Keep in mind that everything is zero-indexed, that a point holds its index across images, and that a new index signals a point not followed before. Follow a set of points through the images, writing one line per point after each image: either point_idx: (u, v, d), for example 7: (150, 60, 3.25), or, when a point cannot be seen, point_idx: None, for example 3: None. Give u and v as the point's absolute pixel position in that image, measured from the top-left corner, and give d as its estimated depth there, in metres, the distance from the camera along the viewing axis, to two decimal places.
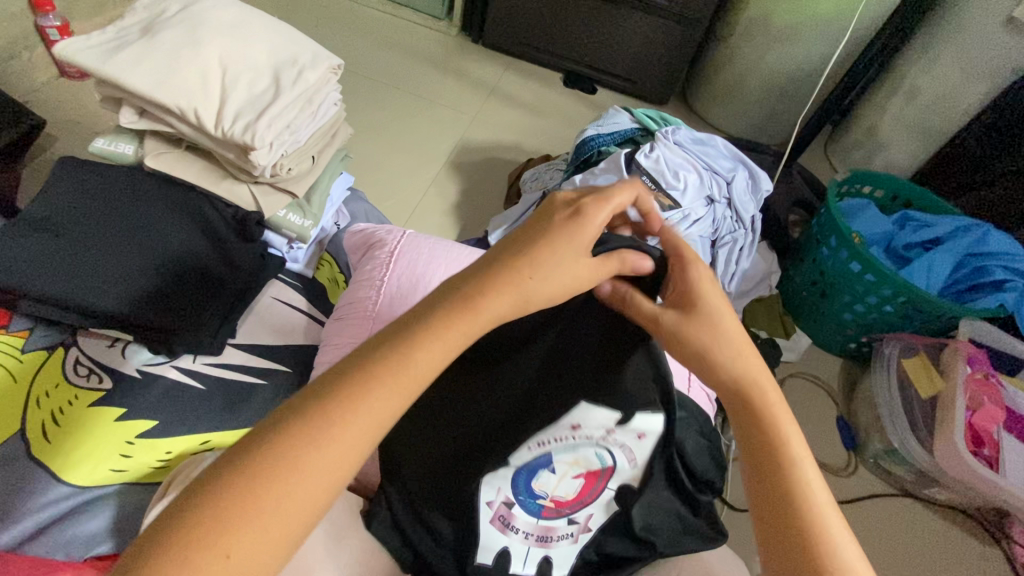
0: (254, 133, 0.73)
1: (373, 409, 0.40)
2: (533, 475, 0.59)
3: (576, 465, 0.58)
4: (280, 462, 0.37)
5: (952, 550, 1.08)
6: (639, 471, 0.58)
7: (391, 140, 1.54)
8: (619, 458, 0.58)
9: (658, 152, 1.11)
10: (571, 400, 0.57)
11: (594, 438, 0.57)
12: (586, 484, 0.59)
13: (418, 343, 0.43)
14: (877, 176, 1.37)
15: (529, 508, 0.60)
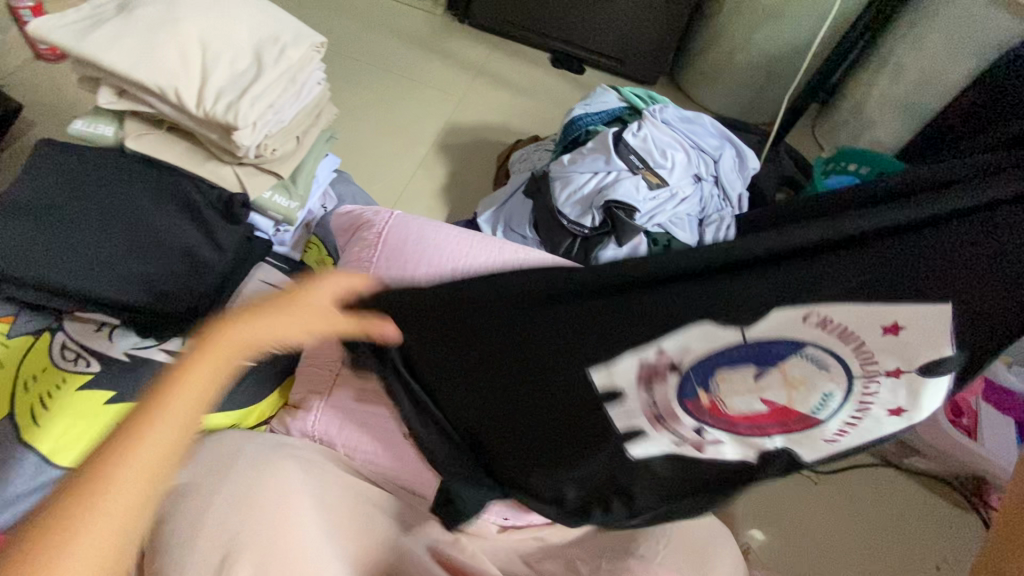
0: (236, 111, 0.72)
1: (186, 398, 0.43)
2: (731, 365, 0.47)
3: (788, 391, 0.48)
4: (121, 443, 0.41)
5: (932, 517, 1.11)
6: (833, 444, 0.51)
7: (378, 122, 1.52)
8: (846, 416, 0.48)
9: (645, 131, 1.11)
10: (900, 325, 0.42)
11: (857, 383, 0.46)
12: (769, 412, 0.49)
13: (249, 320, 0.48)
14: (862, 154, 1.38)
15: (685, 390, 0.50)
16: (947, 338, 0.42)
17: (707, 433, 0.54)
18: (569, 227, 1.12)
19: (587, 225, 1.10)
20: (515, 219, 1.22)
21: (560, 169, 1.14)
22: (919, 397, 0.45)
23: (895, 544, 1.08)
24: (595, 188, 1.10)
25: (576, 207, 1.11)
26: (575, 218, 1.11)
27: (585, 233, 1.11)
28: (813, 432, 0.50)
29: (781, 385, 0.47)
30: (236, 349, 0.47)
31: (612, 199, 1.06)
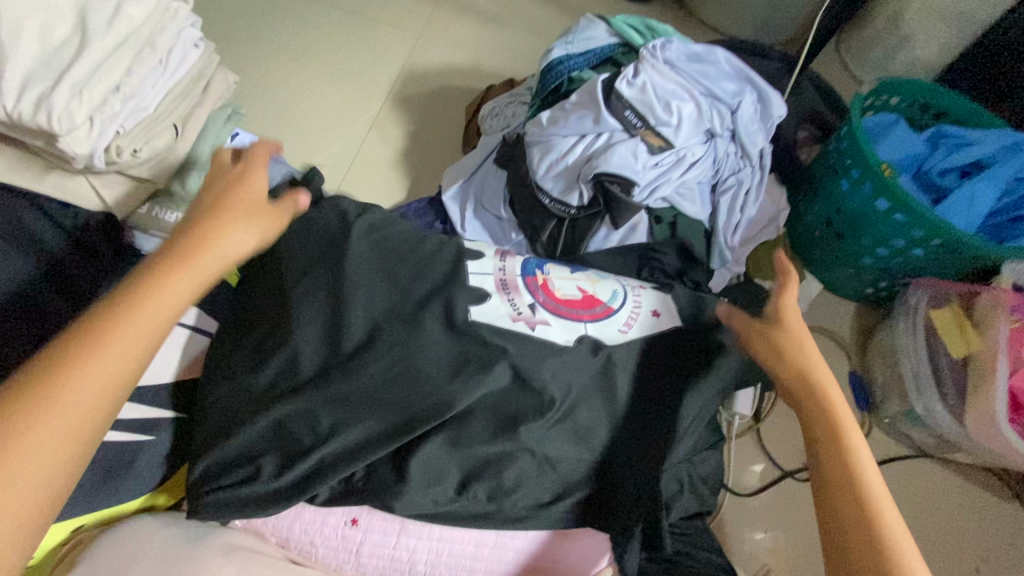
0: (50, 110, 0.50)
1: (99, 360, 0.43)
2: (559, 267, 0.72)
3: (591, 285, 0.71)
4: (16, 424, 0.39)
5: (970, 513, 0.99)
6: (631, 334, 0.67)
7: (318, 74, 1.25)
8: (625, 312, 0.69)
9: (643, 77, 0.86)
10: (655, 310, 0.69)
11: (624, 288, 0.72)
12: (581, 300, 0.69)
13: (137, 310, 0.46)
14: (910, 84, 1.12)
15: (530, 271, 0.70)
16: (670, 311, 0.69)
17: (539, 310, 0.66)
18: (553, 207, 0.91)
19: (573, 204, 0.89)
20: (488, 196, 1.01)
21: (538, 132, 0.91)
22: (665, 298, 0.71)
23: (933, 546, 0.97)
24: (582, 156, 0.87)
25: (559, 180, 0.89)
26: (559, 196, 0.90)
27: (572, 214, 0.90)
28: (608, 318, 0.67)
29: (587, 280, 0.72)
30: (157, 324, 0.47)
31: (604, 171, 0.84)
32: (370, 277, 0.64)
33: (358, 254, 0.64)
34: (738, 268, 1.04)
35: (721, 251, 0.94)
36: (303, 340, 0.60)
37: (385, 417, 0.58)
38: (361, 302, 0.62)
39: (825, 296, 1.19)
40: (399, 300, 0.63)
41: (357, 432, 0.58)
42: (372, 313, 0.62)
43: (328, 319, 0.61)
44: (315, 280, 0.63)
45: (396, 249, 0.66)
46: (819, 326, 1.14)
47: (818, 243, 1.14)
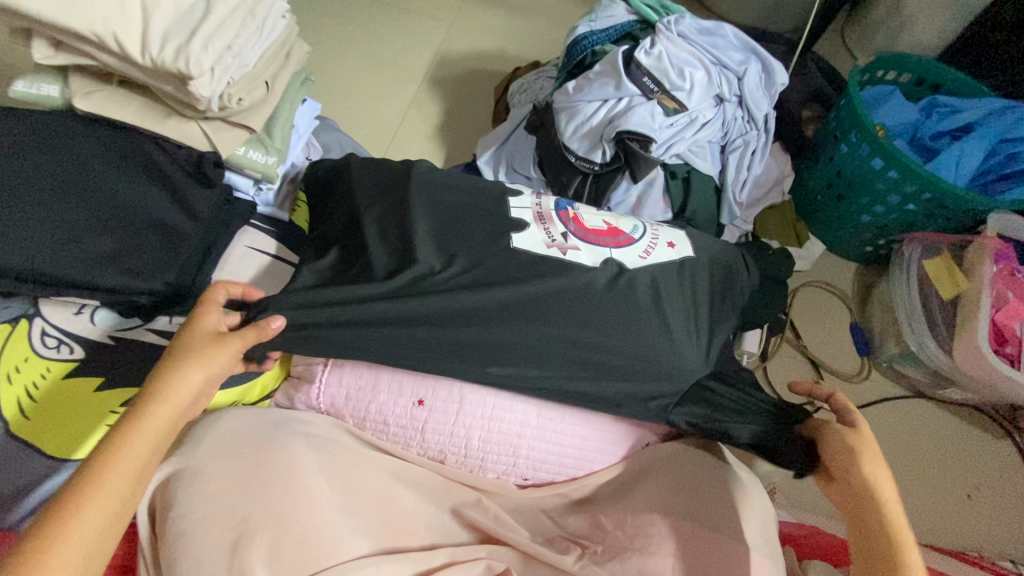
0: (187, 58, 0.62)
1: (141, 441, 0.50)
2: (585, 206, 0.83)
3: (614, 221, 0.82)
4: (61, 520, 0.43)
5: (964, 446, 1.08)
6: (650, 258, 0.77)
7: (362, 58, 1.38)
8: (645, 242, 0.80)
9: (659, 47, 0.97)
10: (672, 243, 0.81)
11: (642, 225, 0.84)
12: (607, 230, 0.79)
13: (156, 400, 0.52)
14: (904, 60, 1.23)
15: (562, 206, 0.81)
16: (685, 246, 0.82)
17: (571, 238, 0.76)
18: (578, 164, 1.02)
19: (597, 161, 1.00)
20: (519, 160, 1.13)
21: (565, 99, 1.02)
22: (676, 236, 0.83)
23: (928, 473, 1.06)
24: (605, 118, 0.99)
25: (584, 141, 1.00)
26: (584, 154, 1.01)
27: (596, 170, 1.01)
28: (631, 245, 0.78)
29: (610, 218, 0.83)
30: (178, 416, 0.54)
31: (625, 130, 0.95)
32: (430, 202, 0.75)
33: (421, 186, 0.76)
34: (746, 225, 1.15)
35: (729, 207, 1.05)
36: (377, 253, 0.71)
37: (452, 312, 0.68)
38: (423, 223, 0.73)
39: (829, 256, 1.29)
40: (455, 221, 0.74)
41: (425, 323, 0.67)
42: (434, 231, 0.73)
43: (398, 236, 0.72)
44: (386, 205, 0.75)
45: (460, 183, 0.79)
46: (821, 281, 1.24)
47: (820, 206, 1.24)
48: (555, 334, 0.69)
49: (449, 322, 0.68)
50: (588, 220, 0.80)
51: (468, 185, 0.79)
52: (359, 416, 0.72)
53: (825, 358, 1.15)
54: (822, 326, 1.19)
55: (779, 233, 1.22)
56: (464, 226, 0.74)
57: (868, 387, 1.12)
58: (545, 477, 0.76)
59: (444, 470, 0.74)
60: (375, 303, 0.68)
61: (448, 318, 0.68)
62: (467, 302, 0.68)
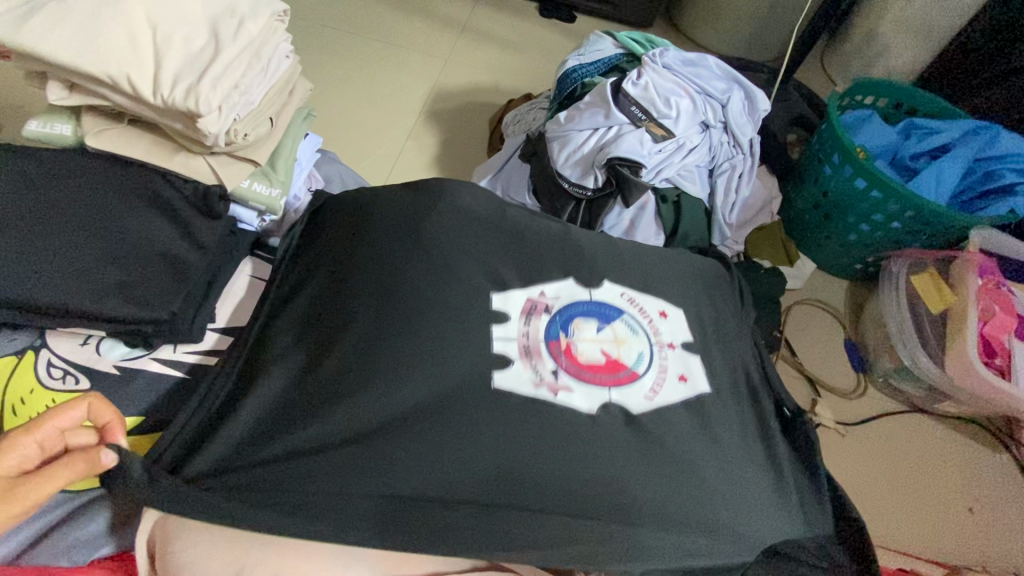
0: (197, 97, 0.66)
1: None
2: (584, 318, 0.74)
3: (619, 347, 0.73)
4: None
5: (963, 461, 1.09)
6: (653, 403, 0.70)
7: (361, 93, 1.43)
8: (652, 380, 0.71)
9: (646, 78, 1.02)
10: (665, 313, 0.77)
11: (650, 343, 0.74)
12: (607, 363, 0.71)
13: None
14: (882, 84, 1.27)
15: (555, 325, 0.72)
16: (685, 330, 0.77)
17: (562, 376, 0.69)
18: (571, 190, 1.05)
19: (590, 186, 1.04)
20: (514, 187, 1.16)
21: (557, 129, 1.07)
22: (688, 364, 0.74)
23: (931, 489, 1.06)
24: (596, 146, 1.03)
25: (577, 168, 1.04)
26: (576, 180, 1.05)
27: (589, 195, 1.04)
28: (635, 385, 0.71)
29: (613, 339, 0.73)
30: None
31: (615, 157, 0.99)
32: (439, 235, 0.76)
33: (438, 219, 0.78)
34: (738, 246, 1.17)
35: (720, 228, 1.08)
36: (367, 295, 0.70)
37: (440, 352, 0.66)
38: (420, 259, 0.73)
39: (820, 274, 1.31)
40: (453, 253, 0.75)
41: (404, 364, 0.65)
42: (433, 261, 0.73)
43: (394, 269, 0.72)
44: (382, 240, 0.76)
45: (455, 225, 0.77)
46: (814, 298, 1.27)
47: (809, 225, 1.27)
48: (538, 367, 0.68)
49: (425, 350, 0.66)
50: (584, 350, 0.71)
51: (472, 233, 0.78)
52: None
53: (822, 375, 1.16)
54: (816, 343, 1.21)
55: (770, 253, 1.25)
56: (465, 247, 0.76)
57: (866, 403, 1.13)
58: None
59: None
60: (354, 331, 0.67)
61: (435, 369, 0.65)
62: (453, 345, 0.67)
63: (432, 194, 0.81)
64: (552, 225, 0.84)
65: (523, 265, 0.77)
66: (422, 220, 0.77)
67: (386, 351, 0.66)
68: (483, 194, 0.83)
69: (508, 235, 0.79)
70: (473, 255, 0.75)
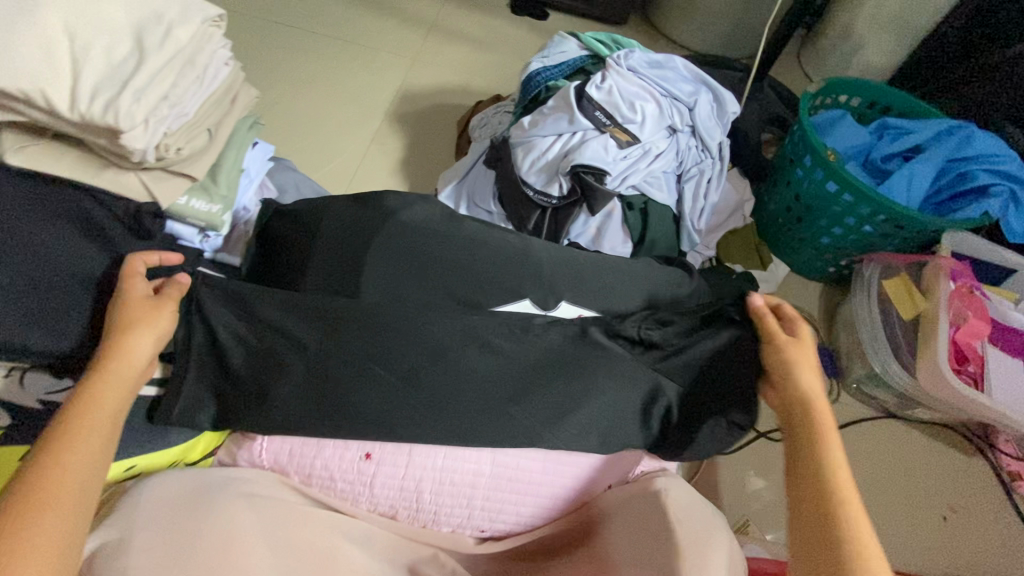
0: (117, 110, 0.61)
1: (100, 415, 0.53)
2: None
3: None
4: (53, 455, 0.48)
5: (936, 467, 1.08)
6: None
7: (324, 96, 1.38)
8: None
9: (610, 81, 0.99)
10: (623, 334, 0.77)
11: None
12: None
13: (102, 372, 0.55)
14: (854, 83, 1.25)
15: None
16: None
17: None
18: (536, 198, 1.02)
19: (555, 194, 1.01)
20: (479, 194, 1.12)
21: (521, 134, 1.03)
22: None
23: (903, 497, 1.05)
24: (560, 152, 0.99)
25: (541, 175, 1.01)
26: (541, 188, 1.01)
27: (554, 203, 1.01)
28: None
29: None
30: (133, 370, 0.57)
31: (579, 164, 0.96)
32: (387, 257, 0.74)
33: (385, 240, 0.73)
34: (708, 251, 1.15)
35: (689, 235, 1.06)
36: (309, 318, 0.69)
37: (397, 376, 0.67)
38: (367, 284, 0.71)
39: (795, 277, 1.29)
40: (402, 277, 0.73)
41: (356, 391, 0.67)
42: (381, 287, 0.72)
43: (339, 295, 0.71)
44: (330, 262, 0.73)
45: (403, 243, 0.74)
46: (788, 303, 1.25)
47: (783, 229, 1.25)
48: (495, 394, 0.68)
49: (383, 378, 0.66)
50: None
51: (419, 256, 0.74)
52: (305, 472, 0.69)
53: None
54: None
55: (742, 257, 1.23)
56: (419, 268, 0.74)
57: (839, 410, 1.12)
58: (503, 527, 0.73)
59: (398, 526, 0.71)
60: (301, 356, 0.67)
61: (393, 394, 0.66)
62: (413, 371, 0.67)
63: (383, 207, 0.76)
64: (506, 235, 0.80)
65: (480, 285, 0.75)
66: (369, 238, 0.74)
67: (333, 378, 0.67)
68: (436, 206, 0.80)
69: (462, 254, 0.75)
70: (423, 279, 0.74)
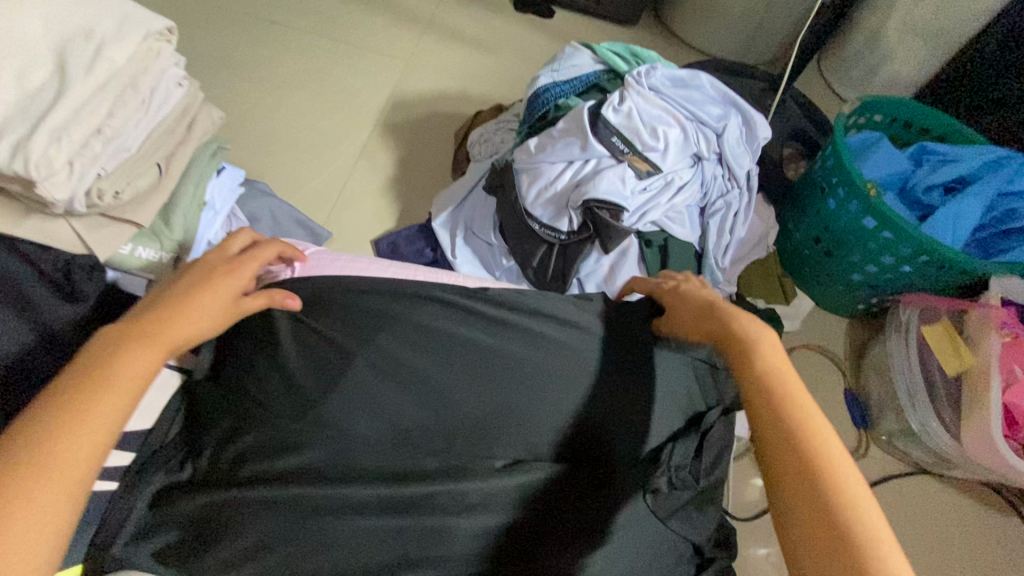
0: (27, 157, 0.49)
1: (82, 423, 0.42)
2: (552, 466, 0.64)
3: None
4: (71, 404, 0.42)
5: (971, 529, 0.99)
6: None
7: (307, 103, 1.25)
8: None
9: (629, 103, 0.87)
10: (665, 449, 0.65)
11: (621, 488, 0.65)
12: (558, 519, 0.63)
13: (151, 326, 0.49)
14: (893, 102, 1.13)
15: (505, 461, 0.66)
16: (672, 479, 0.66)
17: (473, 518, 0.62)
18: (543, 233, 0.91)
19: (564, 230, 0.89)
20: (477, 222, 1.00)
21: (526, 159, 0.91)
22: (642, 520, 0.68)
23: (937, 564, 0.96)
24: (571, 182, 0.88)
25: (549, 207, 0.90)
26: (549, 222, 0.90)
27: (562, 239, 0.90)
28: None
29: None
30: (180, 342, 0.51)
31: (593, 198, 0.84)
32: (359, 415, 0.60)
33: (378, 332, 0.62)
34: (730, 288, 1.04)
35: (711, 274, 0.94)
36: (258, 511, 0.55)
37: (392, 494, 0.57)
38: (329, 452, 0.58)
39: (819, 312, 1.19)
40: (379, 432, 0.60)
41: (310, 536, 0.55)
42: (347, 450, 0.58)
43: (291, 468, 0.57)
44: (284, 421, 0.59)
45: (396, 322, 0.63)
46: (812, 342, 1.15)
47: (808, 262, 1.15)
48: (502, 510, 0.58)
49: (373, 496, 0.56)
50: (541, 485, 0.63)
51: (413, 344, 0.62)
52: None
53: None
54: (815, 394, 1.09)
55: (764, 292, 1.12)
56: (416, 355, 0.62)
57: (869, 465, 1.03)
58: None
59: None
60: (258, 526, 0.55)
61: (382, 510, 0.56)
62: (405, 482, 0.57)
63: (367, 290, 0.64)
64: (519, 351, 0.64)
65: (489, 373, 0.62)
66: (355, 318, 0.63)
67: (286, 559, 0.54)
68: None
69: (453, 390, 0.62)
70: (398, 438, 0.60)
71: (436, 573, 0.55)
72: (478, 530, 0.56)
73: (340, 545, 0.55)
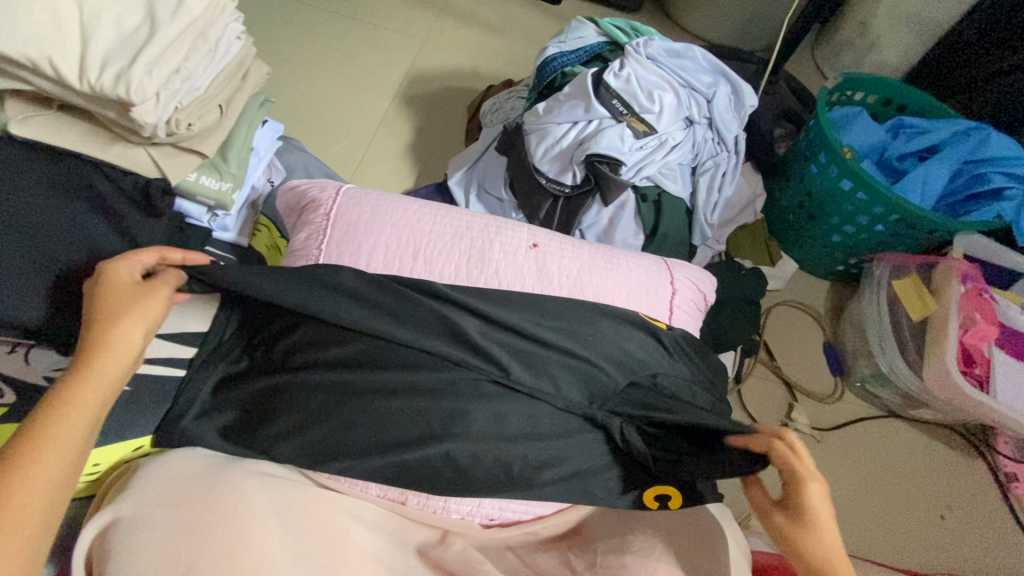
0: (127, 83, 0.59)
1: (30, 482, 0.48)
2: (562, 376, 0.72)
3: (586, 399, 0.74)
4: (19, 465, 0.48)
5: (936, 465, 1.09)
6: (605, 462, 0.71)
7: (332, 75, 1.36)
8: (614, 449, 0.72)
9: (628, 70, 0.97)
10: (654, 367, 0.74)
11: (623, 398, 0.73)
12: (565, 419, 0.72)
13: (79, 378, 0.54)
14: (874, 81, 1.23)
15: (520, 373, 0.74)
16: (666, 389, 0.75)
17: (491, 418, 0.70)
18: (549, 186, 1.01)
19: (568, 183, 0.99)
20: (489, 180, 1.11)
21: (535, 120, 1.01)
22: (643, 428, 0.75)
23: (902, 494, 1.06)
24: (575, 140, 0.98)
25: (555, 163, 0.99)
26: (554, 176, 1.00)
27: (566, 192, 1.00)
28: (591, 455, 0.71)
29: None
30: (126, 358, 0.57)
31: (594, 153, 0.94)
32: (397, 317, 0.68)
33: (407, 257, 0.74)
34: (719, 246, 1.13)
35: (701, 228, 1.04)
36: (305, 392, 0.66)
37: (417, 382, 0.66)
38: (369, 346, 0.67)
39: (802, 274, 1.29)
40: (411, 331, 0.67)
41: (349, 413, 0.66)
42: (376, 347, 0.67)
43: (338, 357, 0.67)
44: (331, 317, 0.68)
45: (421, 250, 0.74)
46: (795, 300, 1.24)
47: (793, 226, 1.24)
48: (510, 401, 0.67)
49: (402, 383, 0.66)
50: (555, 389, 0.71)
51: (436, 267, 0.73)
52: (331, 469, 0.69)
53: (801, 379, 1.15)
54: (795, 345, 1.19)
55: (751, 252, 1.22)
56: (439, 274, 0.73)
57: (843, 408, 1.13)
58: (512, 516, 0.71)
59: (405, 511, 0.70)
60: (306, 404, 0.66)
61: (410, 396, 0.66)
62: (429, 375, 0.67)
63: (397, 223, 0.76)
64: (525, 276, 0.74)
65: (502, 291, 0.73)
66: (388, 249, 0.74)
67: (330, 431, 0.66)
68: None
69: (479, 300, 0.70)
70: (430, 333, 0.67)
71: (457, 447, 0.65)
72: (492, 414, 0.66)
73: (374, 421, 0.66)
